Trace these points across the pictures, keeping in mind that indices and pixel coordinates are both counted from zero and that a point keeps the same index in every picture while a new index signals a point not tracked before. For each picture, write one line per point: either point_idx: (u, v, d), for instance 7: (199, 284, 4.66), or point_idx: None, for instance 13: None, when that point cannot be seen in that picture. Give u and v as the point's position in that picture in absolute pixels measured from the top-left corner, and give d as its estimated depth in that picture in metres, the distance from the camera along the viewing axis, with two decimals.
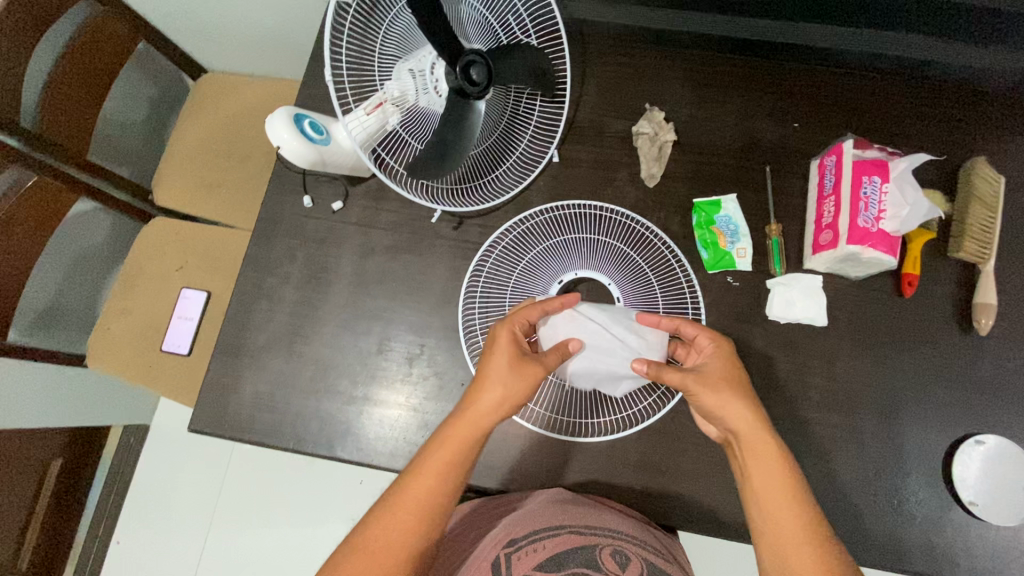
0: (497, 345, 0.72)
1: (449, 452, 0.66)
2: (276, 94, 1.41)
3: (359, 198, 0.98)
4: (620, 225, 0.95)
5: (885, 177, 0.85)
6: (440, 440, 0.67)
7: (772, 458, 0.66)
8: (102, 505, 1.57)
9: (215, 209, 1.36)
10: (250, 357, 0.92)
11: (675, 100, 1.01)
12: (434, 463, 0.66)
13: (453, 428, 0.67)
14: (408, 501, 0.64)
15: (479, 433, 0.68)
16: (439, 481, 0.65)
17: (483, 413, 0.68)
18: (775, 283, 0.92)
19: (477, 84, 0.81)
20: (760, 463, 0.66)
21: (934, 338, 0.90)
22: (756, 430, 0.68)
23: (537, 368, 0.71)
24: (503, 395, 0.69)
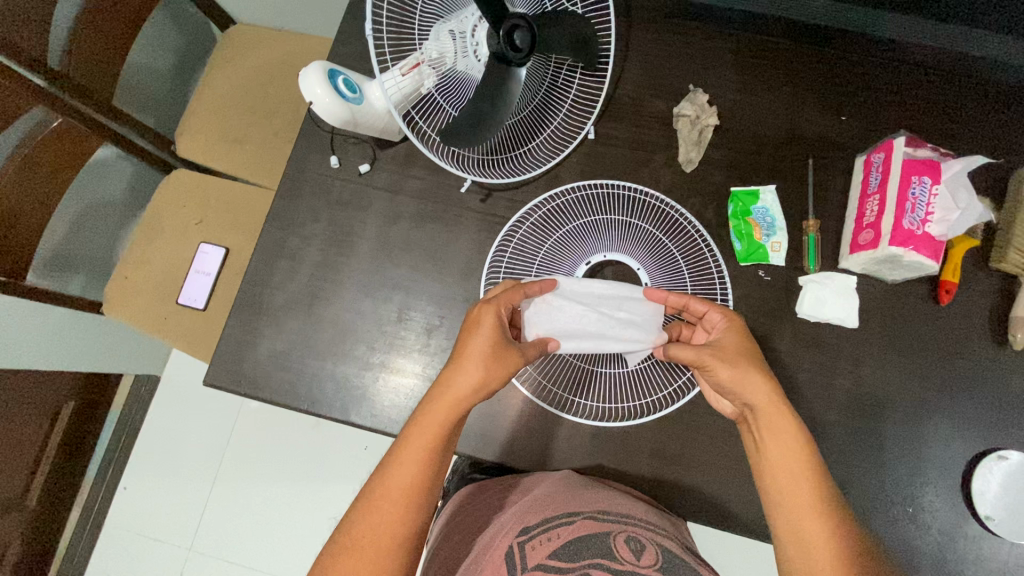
0: (478, 328, 0.70)
1: (426, 437, 0.64)
2: (307, 52, 1.38)
3: (387, 162, 0.96)
4: (653, 209, 0.92)
5: (936, 179, 0.81)
6: (417, 422, 0.65)
7: (786, 435, 0.65)
8: (111, 449, 1.60)
9: (238, 165, 1.34)
10: (269, 314, 0.92)
11: (720, 82, 0.98)
12: (416, 447, 0.64)
13: (434, 411, 0.66)
14: (393, 487, 0.61)
15: (457, 416, 0.67)
16: (424, 466, 0.63)
17: (461, 395, 0.67)
18: (808, 281, 0.89)
19: (520, 51, 0.78)
20: (774, 438, 0.66)
21: (968, 349, 0.88)
22: (772, 405, 0.67)
23: (519, 354, 0.71)
24: (483, 376, 0.67)
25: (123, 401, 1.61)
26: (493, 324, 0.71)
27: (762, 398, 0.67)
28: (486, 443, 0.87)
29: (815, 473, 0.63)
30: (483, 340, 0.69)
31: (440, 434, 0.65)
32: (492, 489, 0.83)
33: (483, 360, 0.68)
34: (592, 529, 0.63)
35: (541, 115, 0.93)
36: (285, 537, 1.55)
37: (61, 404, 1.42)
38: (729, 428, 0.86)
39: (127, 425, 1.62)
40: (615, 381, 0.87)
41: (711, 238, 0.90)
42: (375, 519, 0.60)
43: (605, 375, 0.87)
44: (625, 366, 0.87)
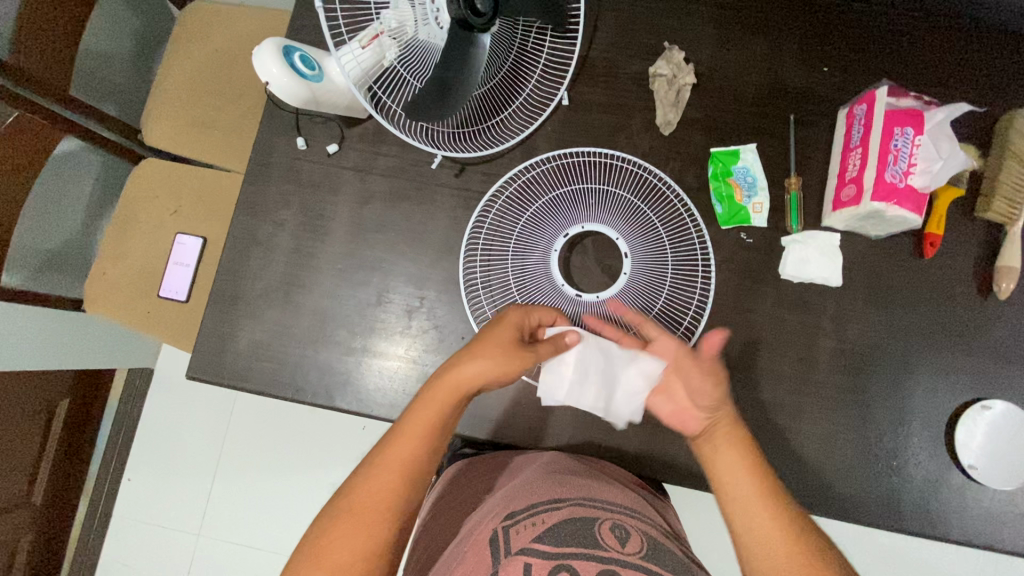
0: (503, 320, 0.69)
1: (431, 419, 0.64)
2: (270, 28, 1.32)
3: (356, 141, 0.93)
4: (631, 175, 0.90)
5: (920, 129, 0.78)
6: (422, 401, 0.65)
7: (752, 476, 0.62)
8: (112, 443, 1.62)
9: (207, 150, 1.30)
10: (247, 305, 0.90)
11: (696, 38, 0.94)
12: (419, 426, 0.63)
13: (440, 394, 0.65)
14: (392, 463, 0.61)
15: (461, 403, 0.66)
16: (423, 445, 0.63)
17: (470, 381, 0.66)
18: (792, 241, 0.88)
19: (482, 16, 0.75)
20: (740, 480, 0.62)
21: (953, 301, 0.87)
22: (730, 444, 0.65)
23: (532, 354, 0.69)
24: (495, 368, 0.66)
25: (118, 396, 1.61)
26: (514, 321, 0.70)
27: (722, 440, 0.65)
28: (473, 422, 0.87)
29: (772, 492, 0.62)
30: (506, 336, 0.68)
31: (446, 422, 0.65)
32: (482, 466, 0.83)
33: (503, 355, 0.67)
34: (579, 515, 0.63)
35: (511, 83, 0.90)
36: (290, 520, 1.58)
37: (56, 402, 1.43)
38: None
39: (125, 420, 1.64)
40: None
41: (692, 202, 0.87)
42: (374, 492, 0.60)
43: None
44: None
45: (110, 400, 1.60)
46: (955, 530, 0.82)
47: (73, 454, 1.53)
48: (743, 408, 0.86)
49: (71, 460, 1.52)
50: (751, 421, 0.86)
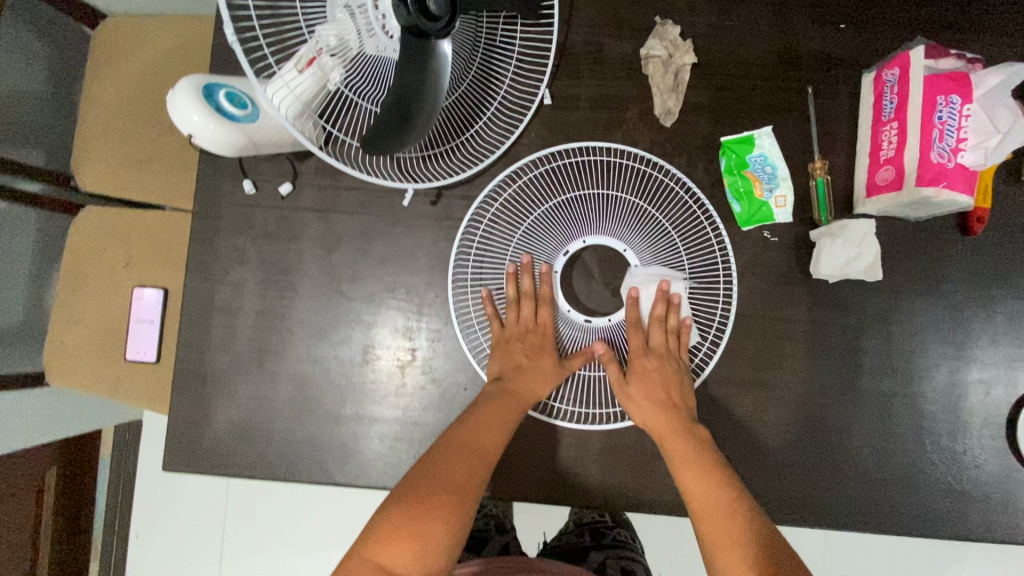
0: (535, 327, 0.73)
1: (510, 402, 0.68)
2: (197, 39, 1.16)
3: (312, 177, 0.80)
4: (634, 176, 0.78)
5: (968, 96, 0.67)
6: (477, 416, 0.66)
7: (705, 465, 0.64)
8: (111, 510, 1.39)
9: (151, 190, 1.16)
10: (218, 380, 0.80)
11: (690, 6, 0.80)
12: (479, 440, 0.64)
13: (492, 406, 0.67)
14: (457, 466, 0.61)
15: (511, 422, 0.67)
16: (487, 446, 0.64)
17: (519, 397, 0.69)
18: (820, 235, 0.76)
19: (437, 19, 0.61)
20: (691, 469, 0.64)
21: (1006, 281, 0.78)
22: (682, 435, 0.67)
23: (560, 366, 0.73)
24: (534, 376, 0.70)
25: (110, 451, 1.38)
26: (543, 296, 0.74)
27: (668, 421, 0.68)
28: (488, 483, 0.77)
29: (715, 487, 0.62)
30: (546, 314, 0.74)
31: (534, 400, 0.70)
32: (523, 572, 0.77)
33: (548, 331, 0.73)
34: None
35: (481, 88, 0.77)
36: None
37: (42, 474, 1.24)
38: (751, 418, 0.77)
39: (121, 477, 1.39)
40: (614, 382, 0.77)
41: (701, 194, 0.76)
42: (458, 470, 0.61)
43: (601, 377, 0.77)
44: (623, 364, 0.77)
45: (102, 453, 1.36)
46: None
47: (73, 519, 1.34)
48: (783, 430, 0.77)
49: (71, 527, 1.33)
50: (794, 442, 0.77)
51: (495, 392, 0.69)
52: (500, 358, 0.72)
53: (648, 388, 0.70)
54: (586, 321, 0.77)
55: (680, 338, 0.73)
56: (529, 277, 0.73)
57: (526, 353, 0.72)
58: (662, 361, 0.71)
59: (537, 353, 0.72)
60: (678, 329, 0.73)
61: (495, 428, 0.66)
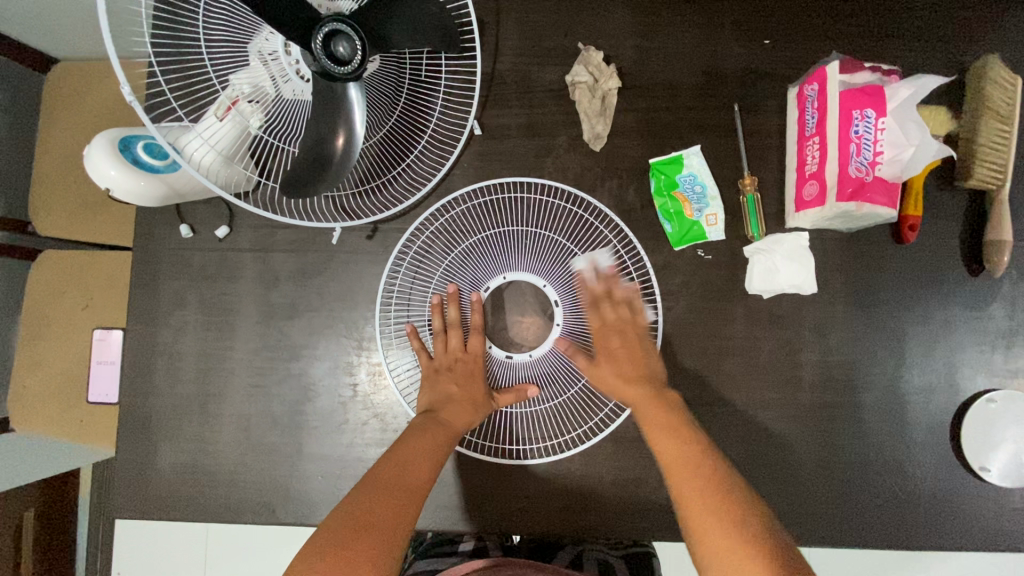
0: (465, 356, 0.71)
1: (439, 431, 0.64)
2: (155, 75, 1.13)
3: (247, 218, 0.81)
4: (555, 211, 0.79)
5: (883, 109, 0.68)
6: (404, 442, 0.62)
7: (680, 433, 0.60)
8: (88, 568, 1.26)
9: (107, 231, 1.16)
10: (162, 425, 0.80)
11: (616, 30, 0.81)
12: (406, 462, 0.60)
13: (417, 436, 0.63)
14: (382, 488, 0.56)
15: (440, 453, 0.62)
16: (415, 472, 0.59)
17: (449, 424, 0.66)
18: (754, 251, 0.77)
19: (345, 64, 0.61)
20: (664, 437, 0.60)
21: (942, 287, 0.78)
22: (655, 403, 0.63)
23: (487, 400, 0.70)
24: (462, 406, 0.68)
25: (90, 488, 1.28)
26: (473, 324, 0.72)
27: (648, 398, 0.64)
28: (433, 517, 0.76)
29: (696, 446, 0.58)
30: (476, 342, 0.71)
31: (466, 429, 0.67)
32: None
33: (479, 359, 0.71)
34: None
35: (409, 122, 0.77)
36: None
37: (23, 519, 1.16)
38: None
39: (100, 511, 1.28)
40: (537, 416, 0.76)
41: (617, 219, 0.76)
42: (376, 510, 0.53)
43: (528, 411, 0.76)
44: (548, 400, 0.75)
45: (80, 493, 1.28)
46: (974, 538, 0.75)
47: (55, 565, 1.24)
48: (728, 448, 0.76)
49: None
50: (740, 460, 0.76)
51: (422, 422, 0.65)
52: (430, 390, 0.69)
53: (612, 366, 0.67)
54: (507, 356, 0.74)
55: (635, 312, 0.70)
56: (455, 305, 0.72)
57: (455, 381, 0.69)
58: (624, 333, 0.69)
59: (467, 380, 0.69)
60: (629, 299, 0.71)
61: (421, 462, 0.60)
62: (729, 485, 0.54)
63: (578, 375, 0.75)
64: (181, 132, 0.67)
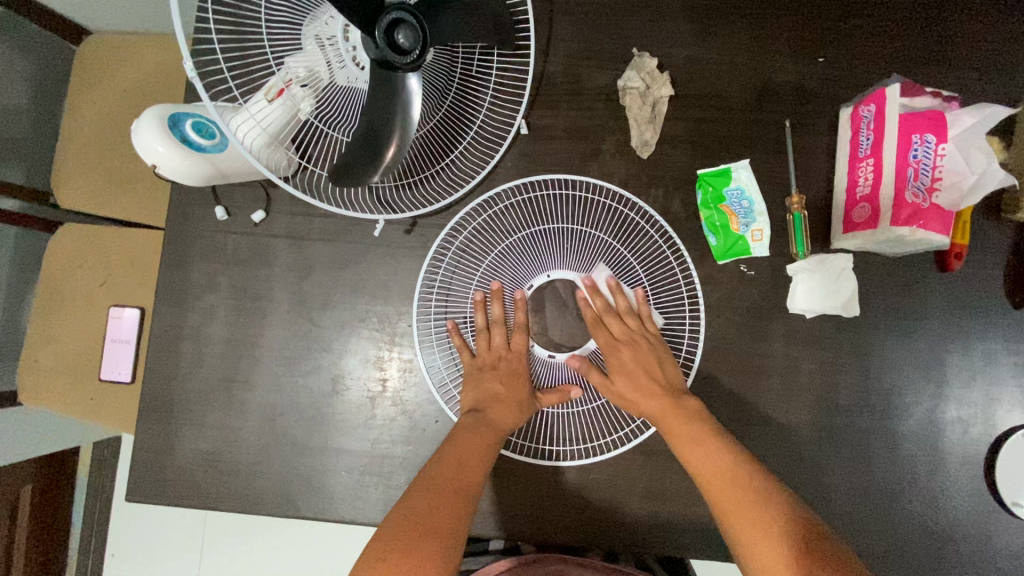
0: (506, 354, 0.70)
1: (484, 434, 0.64)
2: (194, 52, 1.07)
3: (284, 204, 0.79)
4: (603, 211, 0.78)
5: (943, 135, 0.67)
6: (451, 445, 0.63)
7: (726, 469, 0.60)
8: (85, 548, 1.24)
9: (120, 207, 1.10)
10: (184, 409, 0.78)
11: (670, 37, 0.80)
12: (456, 466, 0.61)
13: (464, 437, 0.64)
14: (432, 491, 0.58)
15: (489, 455, 0.63)
16: (463, 474, 0.60)
17: (495, 424, 0.65)
18: (798, 270, 0.76)
19: (406, 54, 0.60)
20: (712, 478, 0.60)
21: (984, 318, 0.77)
22: (690, 431, 0.63)
23: (531, 398, 0.69)
24: (507, 406, 0.67)
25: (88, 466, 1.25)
26: (517, 322, 0.70)
27: (670, 412, 0.65)
28: None
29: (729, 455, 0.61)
30: (519, 341, 0.70)
31: (511, 429, 0.66)
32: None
33: (522, 358, 0.70)
34: None
35: (457, 117, 0.76)
36: None
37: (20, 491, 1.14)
38: None
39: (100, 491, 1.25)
40: (574, 418, 0.74)
41: (666, 224, 0.75)
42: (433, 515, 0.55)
43: (566, 412, 0.74)
44: (587, 402, 0.74)
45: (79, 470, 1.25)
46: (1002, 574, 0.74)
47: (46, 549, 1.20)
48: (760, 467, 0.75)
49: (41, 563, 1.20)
50: None
51: (468, 423, 0.65)
52: (474, 388, 0.69)
53: (632, 382, 0.68)
54: (549, 355, 0.74)
55: (640, 319, 0.71)
56: (498, 303, 0.71)
57: (499, 380, 0.69)
58: (633, 345, 0.69)
59: (512, 380, 0.69)
60: (634, 309, 0.71)
61: (471, 465, 0.61)
62: (782, 523, 0.55)
63: None
64: (232, 111, 0.66)
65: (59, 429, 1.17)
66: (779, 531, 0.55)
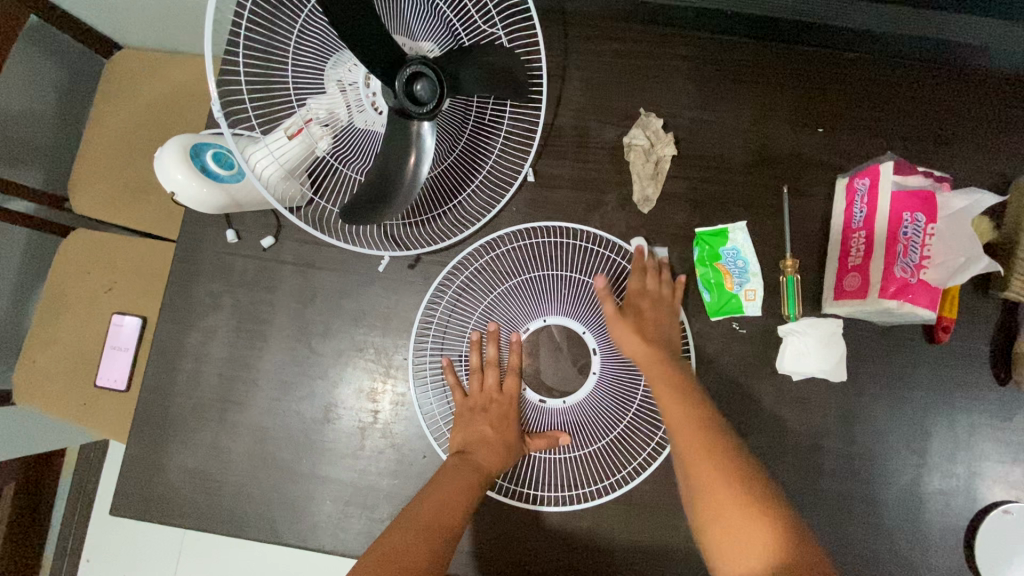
0: (499, 395, 0.71)
1: (469, 476, 0.65)
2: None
3: (294, 231, 0.82)
4: (603, 260, 0.80)
5: (931, 215, 0.70)
6: (438, 482, 0.65)
7: (697, 419, 0.61)
8: (60, 552, 1.22)
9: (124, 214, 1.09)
10: (177, 427, 0.79)
11: (676, 99, 0.83)
12: (441, 503, 0.62)
13: (449, 476, 0.65)
14: (413, 525, 0.60)
15: (473, 496, 0.64)
16: (447, 513, 0.61)
17: (482, 467, 0.66)
18: (789, 330, 0.77)
19: (424, 105, 0.62)
20: (683, 420, 0.61)
21: (968, 392, 0.78)
22: (670, 378, 0.65)
23: (520, 443, 0.70)
24: (495, 447, 0.68)
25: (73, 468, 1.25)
26: (510, 365, 0.72)
27: (657, 360, 0.66)
28: None
29: (695, 405, 0.62)
30: (511, 384, 0.72)
31: (496, 473, 0.67)
32: None
33: (513, 401, 0.71)
34: None
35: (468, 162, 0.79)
36: None
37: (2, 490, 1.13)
38: None
39: (81, 496, 1.24)
40: (561, 465, 0.75)
41: (663, 278, 0.76)
42: (409, 551, 0.57)
43: (553, 458, 0.75)
44: (576, 450, 0.75)
45: (63, 474, 1.24)
46: None
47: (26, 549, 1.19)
48: None
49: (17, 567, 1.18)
50: None
51: (453, 464, 0.66)
52: (463, 429, 0.70)
53: (640, 325, 0.70)
54: (541, 401, 0.75)
55: (673, 287, 0.75)
56: (493, 345, 0.72)
57: (489, 423, 0.70)
58: (658, 303, 0.73)
59: (501, 423, 0.70)
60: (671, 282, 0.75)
61: (454, 507, 0.62)
62: (744, 473, 0.57)
63: (613, 426, 0.74)
64: (250, 142, 0.69)
65: (48, 433, 1.16)
66: (739, 476, 0.56)
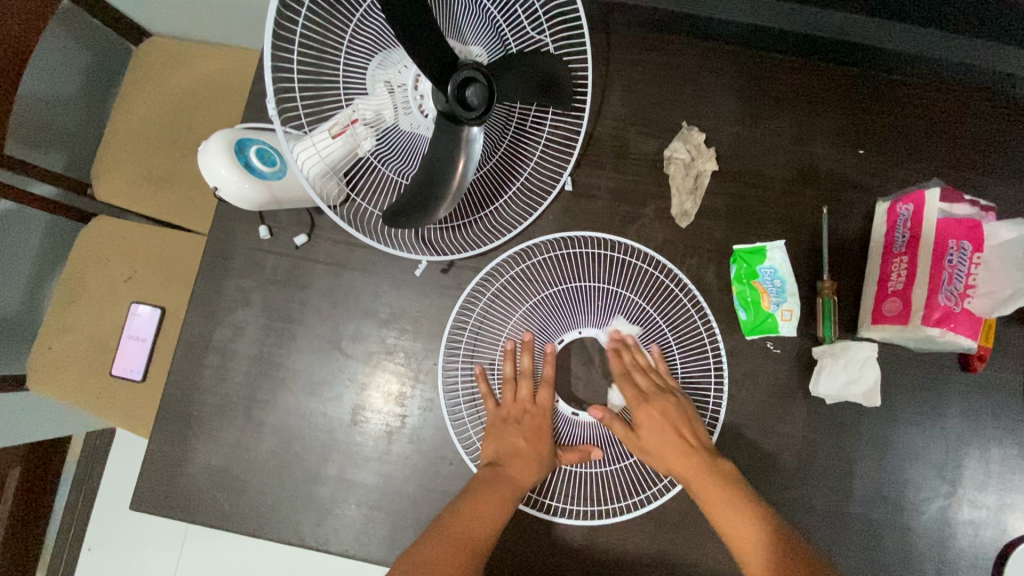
0: (529, 408, 0.70)
1: (502, 491, 0.64)
2: (253, 71, 1.09)
3: (328, 230, 0.81)
4: (640, 273, 0.79)
5: (978, 244, 0.69)
6: (472, 495, 0.64)
7: (756, 527, 0.59)
8: (63, 538, 1.21)
9: (140, 202, 1.07)
10: (201, 424, 0.78)
11: (718, 113, 0.83)
12: (478, 521, 0.61)
13: (483, 490, 0.64)
14: (445, 541, 0.60)
15: (508, 510, 0.63)
16: (483, 529, 0.61)
17: (517, 482, 0.65)
18: (821, 354, 0.76)
19: (473, 109, 0.61)
20: (749, 541, 0.59)
21: (1002, 422, 0.78)
22: (716, 490, 0.62)
23: (553, 456, 0.69)
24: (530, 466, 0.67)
25: (78, 456, 1.23)
26: (544, 376, 0.71)
27: (695, 472, 0.63)
28: None
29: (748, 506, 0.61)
30: (545, 396, 0.70)
31: (528, 487, 0.66)
32: None
33: (547, 414, 0.70)
34: None
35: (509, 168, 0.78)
36: None
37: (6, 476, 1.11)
38: None
39: (85, 484, 1.22)
40: (589, 478, 0.74)
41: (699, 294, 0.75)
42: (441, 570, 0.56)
43: (582, 472, 0.74)
44: (607, 464, 0.74)
45: (67, 461, 1.22)
46: None
47: (27, 536, 1.18)
48: None
49: (19, 553, 1.17)
50: None
51: (486, 477, 0.65)
52: (495, 441, 0.69)
53: (655, 436, 0.66)
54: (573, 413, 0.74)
55: (660, 373, 0.70)
56: (528, 355, 0.71)
57: (522, 435, 0.68)
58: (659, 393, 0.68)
59: (535, 436, 0.68)
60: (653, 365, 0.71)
61: (486, 522, 0.61)
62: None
63: None
64: (295, 139, 0.68)
65: (56, 420, 1.14)
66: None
